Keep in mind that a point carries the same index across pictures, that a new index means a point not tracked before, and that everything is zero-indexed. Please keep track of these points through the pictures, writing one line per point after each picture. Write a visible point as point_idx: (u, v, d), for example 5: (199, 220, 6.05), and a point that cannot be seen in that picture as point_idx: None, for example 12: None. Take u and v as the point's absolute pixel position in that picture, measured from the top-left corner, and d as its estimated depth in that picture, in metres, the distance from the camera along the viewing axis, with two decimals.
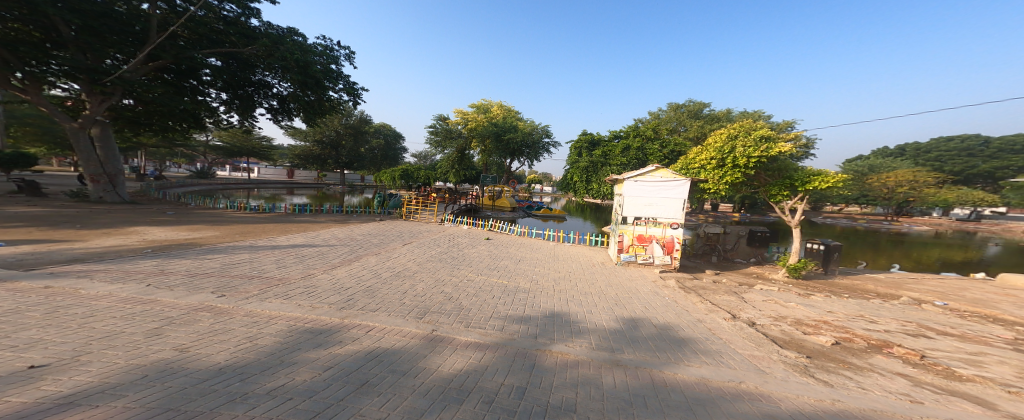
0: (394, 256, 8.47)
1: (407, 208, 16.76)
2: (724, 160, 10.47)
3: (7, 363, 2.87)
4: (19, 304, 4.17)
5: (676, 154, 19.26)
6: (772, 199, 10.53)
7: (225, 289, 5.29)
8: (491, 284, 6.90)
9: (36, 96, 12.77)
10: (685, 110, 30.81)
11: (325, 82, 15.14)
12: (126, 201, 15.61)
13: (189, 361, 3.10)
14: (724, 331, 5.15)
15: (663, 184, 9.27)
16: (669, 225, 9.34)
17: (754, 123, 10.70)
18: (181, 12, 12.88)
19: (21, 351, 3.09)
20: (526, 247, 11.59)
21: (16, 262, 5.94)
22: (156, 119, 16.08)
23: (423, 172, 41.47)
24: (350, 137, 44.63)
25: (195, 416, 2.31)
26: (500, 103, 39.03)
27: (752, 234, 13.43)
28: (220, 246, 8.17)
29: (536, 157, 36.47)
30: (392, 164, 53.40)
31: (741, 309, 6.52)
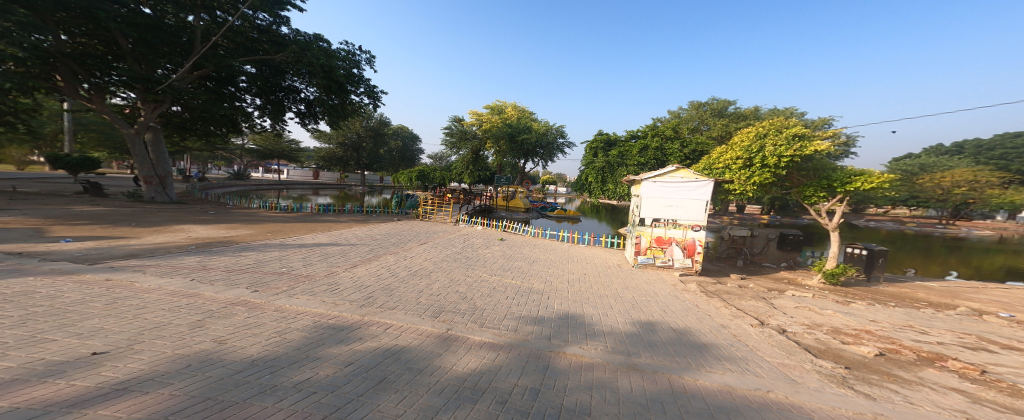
0: (412, 255, 8.63)
1: (423, 208, 17.11)
2: (752, 160, 10.04)
3: (74, 350, 3.14)
4: (84, 295, 4.58)
5: (697, 154, 18.60)
6: (807, 200, 9.94)
7: (257, 285, 5.58)
8: (505, 284, 6.91)
9: (100, 105, 13.86)
10: (708, 108, 29.77)
11: (348, 86, 15.72)
12: (174, 201, 16.74)
13: (226, 353, 3.29)
14: (751, 338, 4.93)
15: (684, 184, 8.96)
16: (691, 227, 9.05)
17: (785, 121, 10.18)
18: (221, 23, 13.68)
19: (85, 339, 3.37)
20: (540, 248, 11.55)
21: (82, 256, 6.52)
22: (199, 124, 17.16)
23: (439, 172, 42.14)
24: (370, 139, 45.98)
25: (230, 407, 2.44)
26: (514, 103, 39.29)
27: (784, 236, 13.09)
28: (253, 243, 8.61)
29: (551, 157, 36.39)
30: (409, 165, 54.59)
31: (770, 315, 6.21)
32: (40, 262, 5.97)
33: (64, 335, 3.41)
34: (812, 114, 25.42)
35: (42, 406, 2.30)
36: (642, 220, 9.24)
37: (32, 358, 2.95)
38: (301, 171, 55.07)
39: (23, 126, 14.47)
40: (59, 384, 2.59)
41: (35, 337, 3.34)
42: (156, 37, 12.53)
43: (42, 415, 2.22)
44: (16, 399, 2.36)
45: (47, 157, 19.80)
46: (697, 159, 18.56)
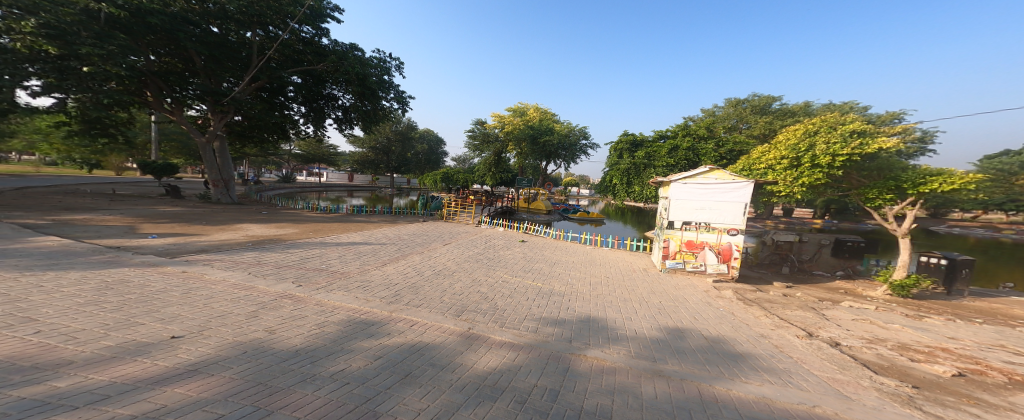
0: (436, 255, 8.87)
1: (447, 209, 17.58)
2: (801, 159, 9.26)
3: (157, 333, 3.54)
4: (165, 285, 5.17)
5: (734, 154, 17.23)
6: (869, 203, 9.01)
7: (301, 279, 5.98)
8: (526, 286, 6.88)
9: (180, 116, 15.56)
10: (747, 105, 27.95)
11: (379, 92, 16.56)
12: (235, 202, 18.30)
13: (274, 342, 3.55)
14: (797, 350, 4.54)
15: (718, 185, 8.43)
16: (726, 230, 8.54)
17: (839, 117, 9.40)
18: (272, 37, 14.71)
19: (166, 323, 3.80)
20: (562, 251, 11.42)
21: (164, 250, 7.39)
22: (255, 132, 18.70)
23: (462, 175, 43.44)
24: (399, 143, 47.93)
25: (276, 393, 2.63)
26: (537, 105, 39.40)
27: (840, 243, 11.80)
28: (298, 241, 9.28)
29: (574, 159, 36.03)
30: (436, 167, 56.41)
31: (820, 327, 5.71)
32: (131, 254, 6.81)
33: (150, 320, 3.85)
34: (871, 108, 23.02)
35: (133, 381, 2.62)
36: (670, 223, 8.82)
37: (126, 338, 3.36)
38: (340, 174, 58.42)
39: (120, 138, 16.59)
40: (146, 363, 2.93)
41: (127, 320, 3.80)
42: (222, 53, 13.84)
43: (133, 389, 2.53)
44: (111, 374, 2.70)
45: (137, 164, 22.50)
46: (734, 160, 17.20)
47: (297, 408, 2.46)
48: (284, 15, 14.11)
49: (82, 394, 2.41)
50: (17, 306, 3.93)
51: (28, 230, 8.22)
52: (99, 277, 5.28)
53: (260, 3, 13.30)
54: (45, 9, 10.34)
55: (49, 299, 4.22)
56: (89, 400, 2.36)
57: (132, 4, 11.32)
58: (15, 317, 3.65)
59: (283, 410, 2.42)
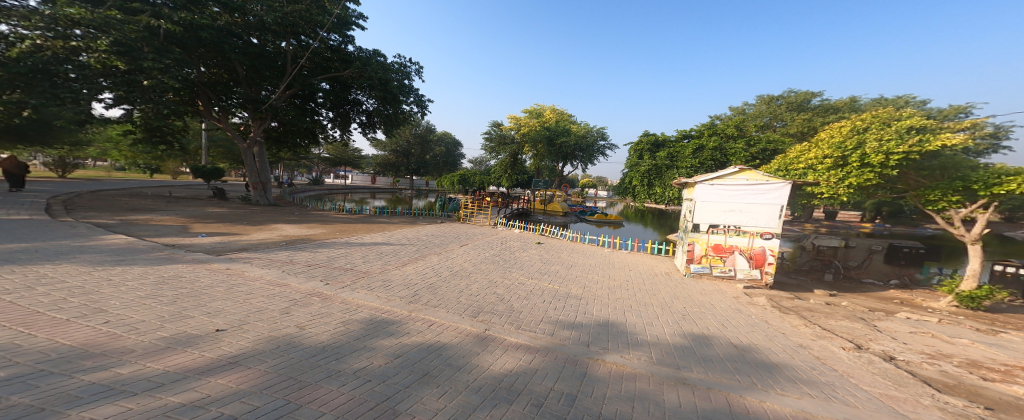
0: (453, 256, 9.00)
1: (464, 211, 17.82)
2: (847, 159, 8.68)
3: (203, 326, 3.79)
4: (211, 280, 5.53)
5: (767, 154, 16.17)
6: (930, 206, 8.32)
7: (327, 278, 6.23)
8: (542, 288, 6.83)
9: (226, 124, 16.51)
10: (782, 102, 26.52)
11: (399, 96, 17.06)
12: (272, 203, 19.23)
13: (305, 338, 3.71)
14: (842, 363, 4.25)
15: (748, 186, 8.03)
16: (756, 234, 8.14)
17: (894, 113, 8.71)
18: (304, 46, 15.40)
19: (211, 317, 4.06)
20: (579, 253, 11.27)
21: (209, 248, 7.93)
22: (289, 137, 19.70)
23: (478, 177, 43.98)
24: (418, 146, 49.15)
25: (304, 388, 2.74)
26: (553, 107, 39.29)
27: (896, 249, 11.49)
28: (325, 241, 9.68)
29: (591, 160, 35.57)
30: (453, 169, 57.43)
31: (870, 339, 5.30)
32: (183, 252, 7.35)
33: (198, 313, 4.12)
34: (927, 101, 21.16)
35: (182, 371, 2.82)
36: (696, 226, 8.47)
37: (178, 330, 3.62)
38: (363, 176, 60.48)
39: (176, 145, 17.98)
40: (194, 354, 3.15)
41: (179, 313, 4.08)
42: (261, 63, 14.69)
43: (182, 378, 2.72)
44: (164, 364, 2.91)
45: (190, 169, 24.27)
46: (767, 160, 16.17)
47: (324, 403, 2.56)
48: (315, 24, 14.62)
49: (140, 382, 2.61)
50: (89, 298, 4.33)
51: (98, 228, 9.05)
52: (156, 272, 5.73)
53: (293, 14, 13.98)
54: (114, 28, 11.20)
55: (113, 292, 4.61)
56: (146, 387, 2.56)
57: (185, 20, 12.13)
58: (86, 308, 4.02)
59: (311, 404, 2.53)
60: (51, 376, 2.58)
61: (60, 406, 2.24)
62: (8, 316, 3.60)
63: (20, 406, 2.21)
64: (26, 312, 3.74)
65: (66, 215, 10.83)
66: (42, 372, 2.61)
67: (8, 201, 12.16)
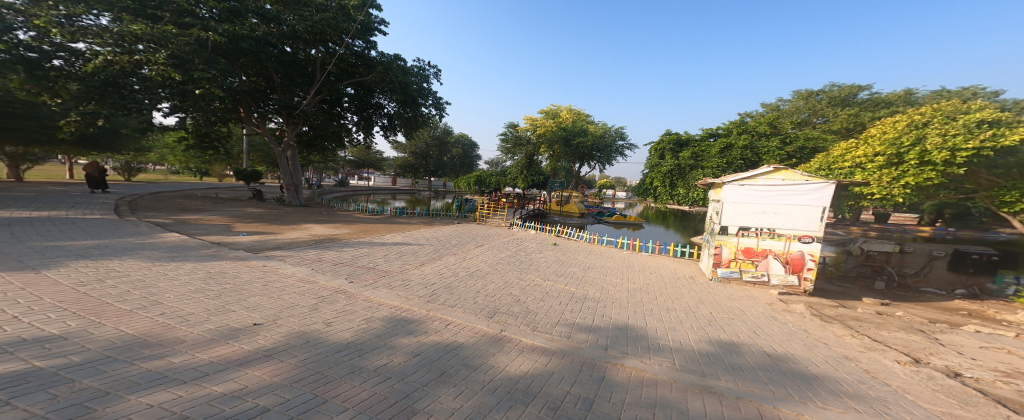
0: (469, 256, 9.09)
1: (480, 212, 17.99)
2: (903, 156, 8.07)
3: (243, 320, 4.01)
4: (249, 276, 5.85)
5: (806, 152, 15.31)
6: (1005, 206, 7.69)
7: (352, 276, 6.44)
8: (559, 290, 6.77)
9: (264, 129, 17.46)
10: (822, 97, 25.15)
11: (418, 99, 17.55)
12: (303, 204, 20.10)
13: (331, 334, 3.85)
14: (895, 377, 3.95)
15: (783, 187, 7.65)
16: (792, 237, 7.74)
17: (957, 105, 8.03)
18: (332, 52, 16.02)
19: (250, 311, 4.30)
20: (596, 255, 11.09)
21: (248, 246, 8.41)
22: (318, 141, 20.54)
23: (494, 178, 44.21)
24: (436, 148, 50.18)
25: (329, 383, 2.84)
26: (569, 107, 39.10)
27: (962, 256, 10.52)
28: (349, 240, 10.03)
29: (609, 160, 35.02)
30: (469, 171, 58.24)
31: (929, 353, 4.90)
32: (226, 249, 7.82)
33: (239, 307, 4.38)
34: (1000, 93, 19.42)
35: (224, 362, 3.00)
36: (724, 228, 8.14)
37: (222, 323, 3.85)
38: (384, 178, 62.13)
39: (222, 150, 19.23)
40: (235, 345, 3.34)
41: (223, 307, 4.35)
42: (294, 71, 15.43)
43: (224, 368, 2.89)
44: (208, 355, 3.10)
45: (233, 172, 25.86)
46: (805, 158, 15.30)
47: (347, 399, 2.64)
48: (341, 31, 15.18)
49: (189, 370, 2.80)
50: (146, 290, 4.70)
51: (154, 226, 9.77)
52: (202, 267, 6.13)
53: (322, 22, 14.58)
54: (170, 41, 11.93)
55: (167, 286, 4.97)
56: (193, 376, 2.74)
57: (229, 32, 12.79)
58: (144, 300, 4.36)
59: (335, 399, 2.62)
60: (116, 363, 2.82)
61: (122, 391, 2.46)
62: (79, 306, 3.95)
63: (90, 389, 2.44)
64: (94, 303, 4.10)
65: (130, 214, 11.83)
66: (109, 359, 2.87)
67: (78, 201, 13.34)
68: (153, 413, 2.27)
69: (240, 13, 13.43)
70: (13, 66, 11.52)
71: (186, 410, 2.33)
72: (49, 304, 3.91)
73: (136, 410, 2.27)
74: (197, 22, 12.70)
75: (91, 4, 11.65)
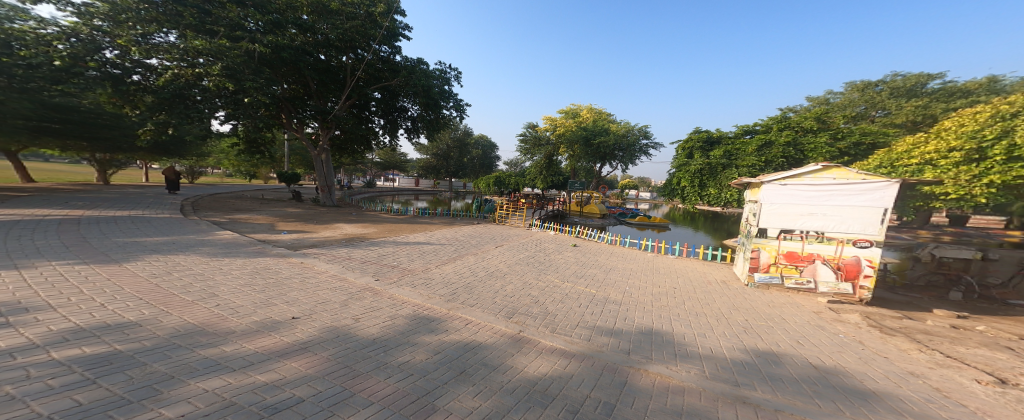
0: (489, 256, 9.15)
1: (499, 213, 18.10)
2: (988, 151, 7.11)
3: (283, 313, 4.25)
4: (288, 272, 6.18)
5: (862, 149, 14.15)
6: None
7: (378, 274, 6.66)
8: (579, 292, 6.67)
9: (302, 134, 18.41)
10: (883, 87, 23.64)
11: (439, 101, 17.95)
12: (335, 204, 20.99)
13: (359, 330, 4.00)
14: (973, 398, 3.60)
15: (834, 186, 7.13)
16: (845, 241, 7.21)
17: None
18: (360, 59, 16.62)
19: (290, 305, 4.54)
20: (618, 257, 10.85)
21: (286, 243, 8.90)
22: (349, 144, 21.39)
23: (513, 179, 44.26)
24: (457, 150, 51.03)
25: (356, 377, 2.94)
26: (589, 106, 38.68)
27: None
28: (375, 240, 10.36)
29: (632, 160, 34.26)
30: (488, 172, 58.94)
31: (1018, 373, 4.38)
32: (269, 246, 8.33)
33: (280, 301, 4.64)
34: None
35: (267, 352, 3.19)
36: (762, 231, 7.70)
37: (266, 315, 4.10)
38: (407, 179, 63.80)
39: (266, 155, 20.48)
40: (276, 337, 3.54)
41: (266, 300, 4.63)
42: (327, 77, 16.18)
43: (266, 359, 3.07)
44: (252, 345, 3.31)
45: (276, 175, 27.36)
46: (861, 155, 14.10)
47: (373, 393, 2.73)
48: (369, 38, 15.79)
49: (238, 359, 3.01)
50: (202, 283, 5.09)
51: (211, 224, 10.62)
52: (246, 263, 6.55)
53: (352, 30, 15.10)
54: (226, 55, 12.70)
55: (219, 279, 5.35)
56: (240, 365, 2.94)
57: (273, 43, 13.59)
58: (201, 291, 4.73)
59: (362, 393, 2.72)
60: (179, 349, 3.09)
61: (184, 375, 2.70)
62: (149, 296, 4.36)
63: (158, 372, 2.70)
64: (162, 293, 4.50)
65: (192, 213, 12.92)
66: (174, 345, 3.16)
67: (151, 201, 14.74)
68: (208, 398, 2.46)
69: (281, 25, 14.21)
70: (102, 82, 13.18)
71: (235, 397, 2.50)
72: (126, 293, 4.36)
73: (194, 394, 2.48)
74: (246, 35, 13.53)
75: (163, 23, 12.80)
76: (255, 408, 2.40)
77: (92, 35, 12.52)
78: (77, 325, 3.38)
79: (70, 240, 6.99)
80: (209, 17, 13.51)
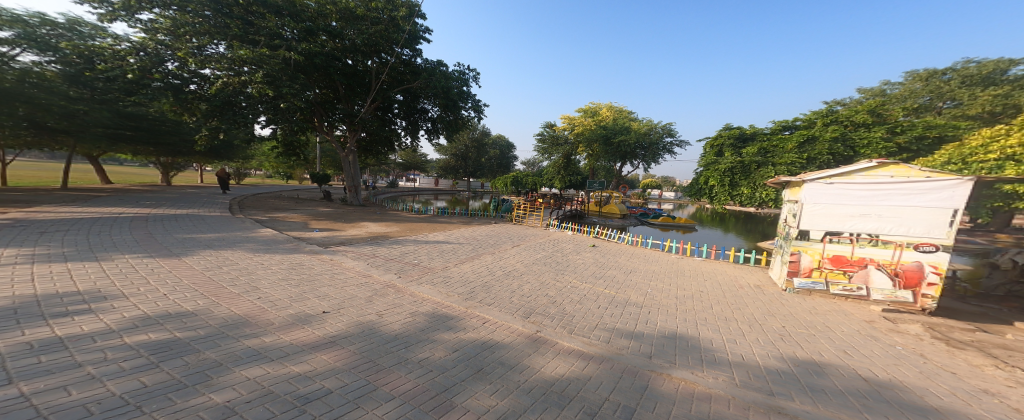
0: (506, 256, 9.16)
1: (516, 212, 18.09)
2: None
3: (315, 307, 4.43)
4: (317, 268, 6.44)
5: (928, 143, 12.13)
6: None
7: (400, 271, 6.83)
8: (598, 293, 6.57)
9: (332, 137, 19.07)
10: (953, 76, 21.55)
11: (458, 102, 18.21)
12: (361, 204, 21.66)
13: (382, 325, 4.11)
14: None
15: (890, 184, 6.57)
16: (904, 245, 6.60)
17: None
18: (384, 62, 17.03)
19: (320, 299, 4.73)
20: (639, 258, 10.60)
21: (314, 240, 9.27)
22: (373, 146, 22.02)
23: (531, 178, 43.99)
24: (475, 150, 51.62)
25: (378, 371, 3.03)
26: (610, 104, 38.06)
27: None
28: (396, 238, 10.60)
29: (654, 159, 33.34)
30: (506, 171, 59.21)
31: None
32: (303, 243, 8.73)
33: (312, 296, 4.85)
34: None
35: (300, 344, 3.35)
36: (804, 233, 7.31)
37: (300, 309, 4.29)
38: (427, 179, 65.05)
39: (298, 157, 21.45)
40: (309, 330, 3.71)
41: (300, 294, 4.85)
42: (354, 82, 16.70)
43: (300, 350, 3.22)
44: (288, 337, 3.48)
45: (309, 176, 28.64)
46: (926, 151, 12.06)
47: (394, 388, 2.81)
48: (392, 42, 16.16)
49: (275, 350, 3.18)
50: (241, 276, 5.40)
51: (254, 222, 11.28)
52: (280, 258, 6.87)
53: (376, 35, 15.54)
54: (267, 62, 13.39)
55: (256, 273, 5.65)
56: (277, 354, 3.10)
57: (307, 50, 14.20)
58: (243, 285, 5.01)
59: (385, 387, 2.80)
60: (227, 338, 3.31)
61: (230, 363, 2.88)
62: (197, 288, 4.67)
63: (210, 359, 2.90)
64: (210, 285, 4.82)
65: (240, 211, 13.81)
66: (222, 333, 3.39)
67: (202, 201, 15.81)
68: (250, 385, 2.61)
69: (314, 32, 14.84)
70: (165, 92, 14.38)
71: (272, 386, 2.63)
72: (180, 285, 4.71)
73: (238, 381, 2.64)
74: (284, 43, 14.18)
75: (214, 35, 13.63)
76: (290, 397, 2.52)
77: (156, 48, 13.65)
78: (144, 313, 3.72)
79: (138, 235, 7.70)
80: (252, 27, 14.26)
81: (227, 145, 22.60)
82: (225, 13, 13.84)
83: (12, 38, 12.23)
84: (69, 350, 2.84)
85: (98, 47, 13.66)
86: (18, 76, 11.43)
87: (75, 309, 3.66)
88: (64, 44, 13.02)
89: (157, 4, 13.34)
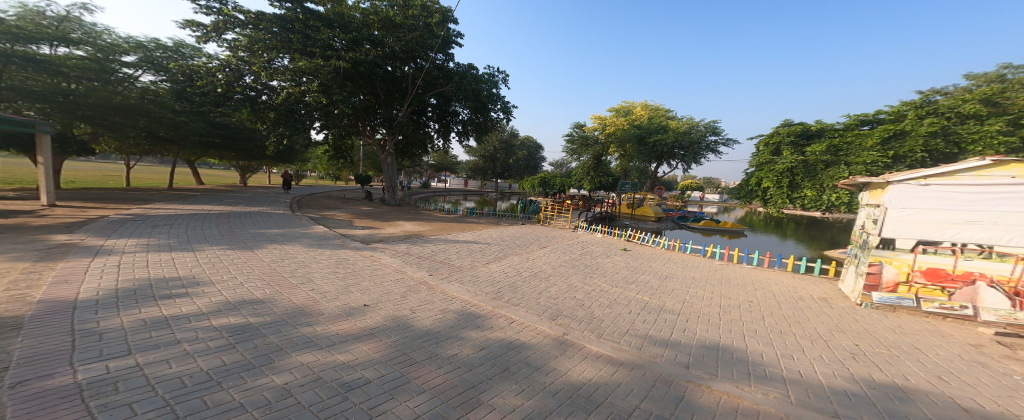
0: (533, 257, 9.10)
1: (545, 214, 17.97)
2: None
3: (356, 300, 4.67)
4: (358, 264, 6.78)
5: None
6: None
7: (432, 269, 7.00)
8: (630, 298, 6.36)
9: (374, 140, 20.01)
10: None
11: (487, 104, 18.48)
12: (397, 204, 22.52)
13: (413, 321, 4.24)
14: None
15: (1007, 186, 5.81)
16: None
17: None
18: (418, 67, 17.60)
19: (360, 293, 4.97)
20: (675, 263, 10.15)
21: (355, 237, 9.75)
22: (409, 147, 22.78)
23: (559, 179, 43.49)
24: (503, 151, 51.94)
25: (411, 365, 3.14)
26: (644, 103, 36.84)
27: None
28: (428, 237, 10.89)
29: (694, 159, 31.63)
30: (534, 172, 59.18)
31: None
32: (346, 239, 9.22)
33: (354, 289, 5.11)
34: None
35: (343, 334, 3.54)
36: (887, 242, 6.52)
37: (344, 301, 4.54)
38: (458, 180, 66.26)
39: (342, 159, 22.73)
40: (351, 321, 3.92)
41: (345, 288, 5.13)
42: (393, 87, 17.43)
43: (344, 340, 3.41)
44: (334, 327, 3.69)
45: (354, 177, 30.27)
46: None
47: (425, 382, 2.89)
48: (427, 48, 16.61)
49: (323, 338, 3.39)
50: (291, 268, 5.80)
51: (307, 219, 12.15)
52: (324, 253, 7.30)
53: (413, 41, 15.99)
54: (320, 71, 14.28)
55: (303, 266, 6.04)
56: (323, 343, 3.29)
57: (353, 58, 14.92)
58: (294, 277, 5.38)
59: (416, 380, 2.89)
60: (286, 325, 3.58)
61: (288, 348, 3.11)
62: (256, 278, 5.08)
63: (272, 344, 3.15)
64: (267, 276, 5.22)
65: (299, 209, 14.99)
66: (282, 321, 3.67)
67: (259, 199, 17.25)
68: (303, 370, 2.79)
69: (359, 42, 15.51)
70: (244, 103, 15.77)
71: (320, 372, 2.81)
72: (242, 274, 5.15)
73: (293, 366, 2.84)
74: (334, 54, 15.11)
75: (280, 49, 14.70)
76: (334, 384, 2.67)
77: (238, 65, 14.98)
78: (226, 298, 4.13)
79: (219, 229, 8.59)
80: (309, 40, 15.18)
81: (291, 150, 24.64)
82: (288, 29, 14.99)
83: (137, 62, 14.10)
84: (171, 328, 3.21)
85: (195, 66, 15.08)
86: (139, 94, 13.14)
87: (176, 292, 4.14)
88: (172, 65, 14.65)
89: (237, 24, 14.69)
